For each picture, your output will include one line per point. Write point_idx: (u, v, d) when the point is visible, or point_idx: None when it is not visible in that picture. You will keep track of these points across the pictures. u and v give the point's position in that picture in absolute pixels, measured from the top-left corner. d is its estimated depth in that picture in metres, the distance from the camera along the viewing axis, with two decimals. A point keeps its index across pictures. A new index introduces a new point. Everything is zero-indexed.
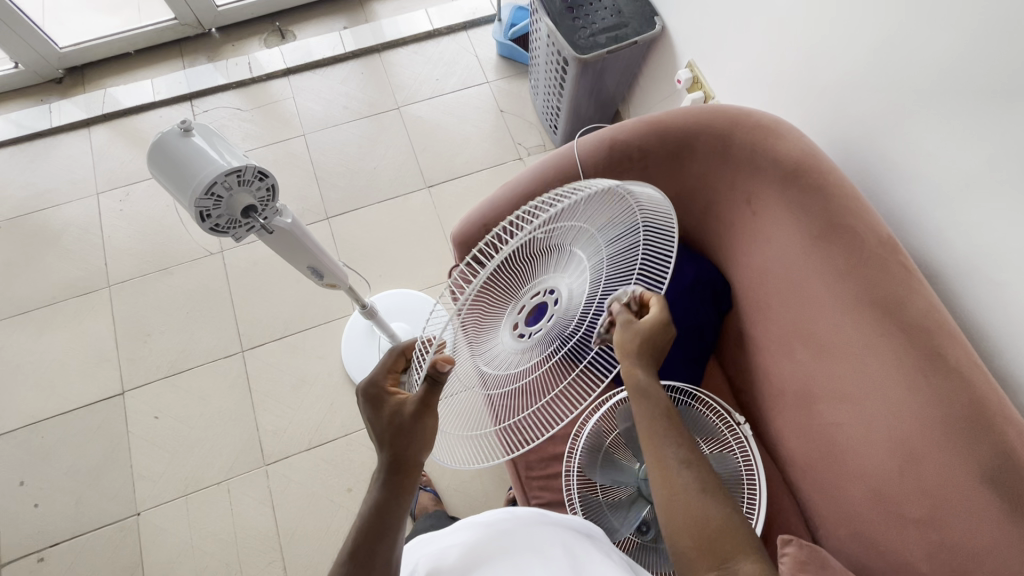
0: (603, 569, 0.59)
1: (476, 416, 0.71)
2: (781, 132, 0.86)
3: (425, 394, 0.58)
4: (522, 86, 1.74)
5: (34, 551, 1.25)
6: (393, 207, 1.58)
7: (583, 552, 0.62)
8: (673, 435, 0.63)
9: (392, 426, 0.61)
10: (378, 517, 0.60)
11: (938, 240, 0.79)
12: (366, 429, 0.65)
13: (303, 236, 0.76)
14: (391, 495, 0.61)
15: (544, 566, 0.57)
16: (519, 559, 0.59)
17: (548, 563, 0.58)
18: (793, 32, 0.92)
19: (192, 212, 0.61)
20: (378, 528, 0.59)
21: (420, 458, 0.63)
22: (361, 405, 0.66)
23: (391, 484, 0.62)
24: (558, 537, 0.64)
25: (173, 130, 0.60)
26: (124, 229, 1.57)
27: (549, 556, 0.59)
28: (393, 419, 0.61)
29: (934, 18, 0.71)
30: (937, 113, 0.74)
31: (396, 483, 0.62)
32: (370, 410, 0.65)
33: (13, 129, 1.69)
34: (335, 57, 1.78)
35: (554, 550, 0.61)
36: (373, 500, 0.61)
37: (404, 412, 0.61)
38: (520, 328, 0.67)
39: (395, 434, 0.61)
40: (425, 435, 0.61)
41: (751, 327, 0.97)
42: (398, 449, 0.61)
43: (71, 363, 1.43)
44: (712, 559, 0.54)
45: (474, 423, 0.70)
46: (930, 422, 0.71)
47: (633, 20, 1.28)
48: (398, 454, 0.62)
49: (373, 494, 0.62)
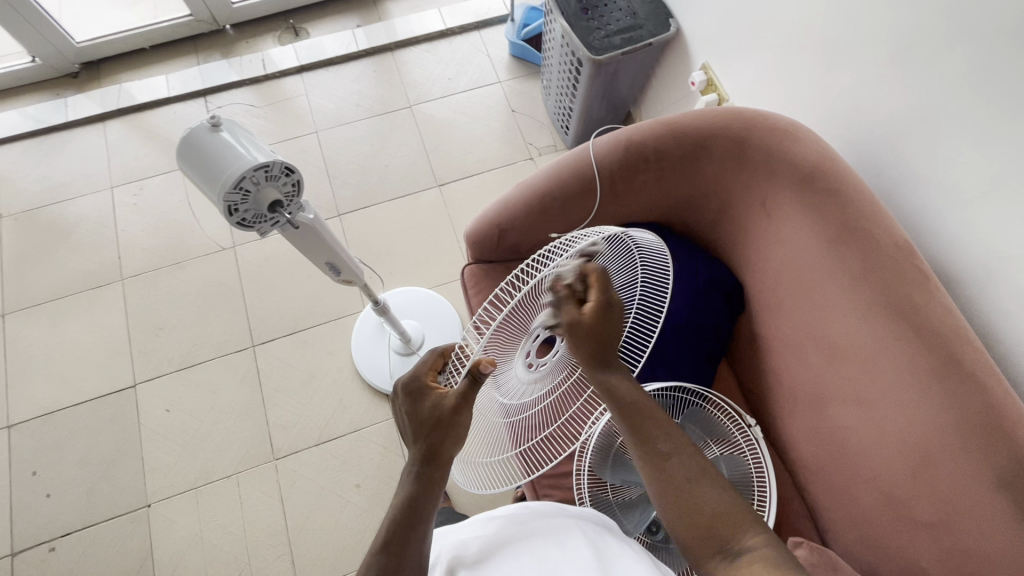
0: (625, 559, 0.60)
1: (497, 441, 0.75)
2: (798, 135, 0.86)
3: (467, 390, 0.60)
4: (534, 86, 1.74)
5: (46, 540, 1.27)
6: (404, 204, 1.59)
7: (603, 542, 0.63)
8: (662, 436, 0.66)
9: (431, 420, 0.62)
10: (410, 508, 0.61)
11: (953, 246, 0.79)
12: (403, 420, 0.65)
13: (324, 232, 0.77)
14: (424, 487, 0.62)
15: (569, 561, 0.58)
16: (544, 554, 0.60)
17: (572, 558, 0.59)
18: (810, 36, 0.93)
19: (220, 207, 0.62)
20: (411, 517, 0.60)
21: (453, 452, 0.65)
22: (401, 397, 0.66)
23: (423, 478, 0.63)
24: (579, 529, 0.65)
25: (202, 126, 0.61)
26: (137, 223, 1.59)
27: (571, 549, 0.60)
28: (433, 413, 0.62)
29: (953, 23, 0.71)
30: (955, 119, 0.74)
31: (428, 478, 0.63)
32: (409, 404, 0.64)
33: (29, 122, 1.71)
34: (348, 55, 1.79)
35: (576, 543, 0.61)
36: (405, 492, 0.62)
37: (445, 407, 0.62)
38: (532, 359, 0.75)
39: (431, 427, 0.62)
40: (460, 429, 0.63)
41: (764, 329, 0.98)
42: (434, 441, 0.62)
43: (84, 355, 1.44)
44: (714, 548, 0.58)
45: (496, 449, 0.74)
46: (944, 426, 0.71)
47: (647, 22, 1.29)
48: (432, 449, 0.63)
49: (404, 486, 0.63)
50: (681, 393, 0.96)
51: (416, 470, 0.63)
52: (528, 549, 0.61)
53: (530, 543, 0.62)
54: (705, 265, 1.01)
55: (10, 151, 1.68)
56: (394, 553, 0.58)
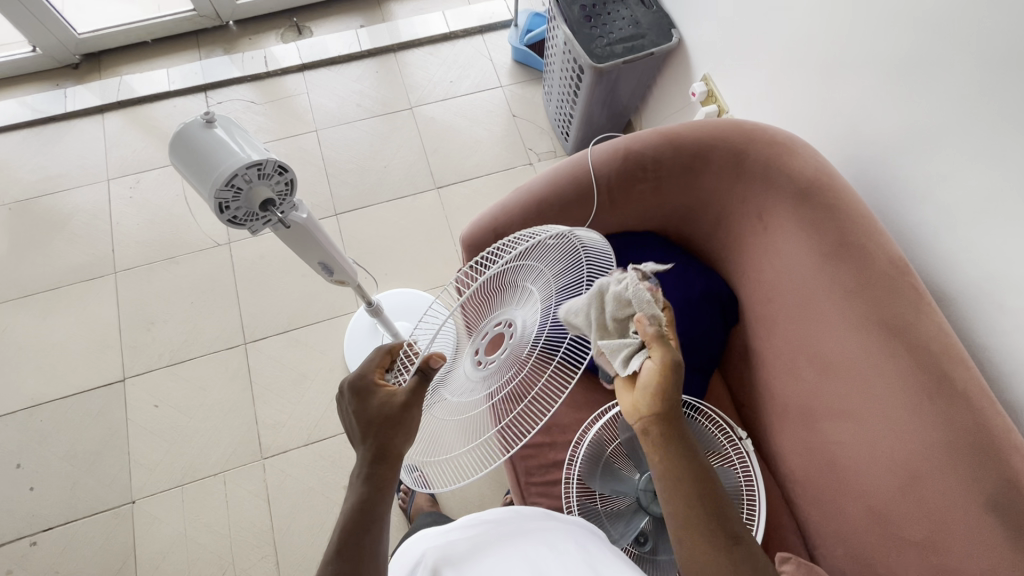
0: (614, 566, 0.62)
1: (472, 426, 0.69)
2: (796, 149, 0.87)
3: (415, 386, 0.61)
4: (535, 92, 1.75)
5: (27, 535, 1.25)
6: (402, 206, 1.59)
7: (593, 547, 0.65)
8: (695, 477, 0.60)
9: (380, 418, 0.61)
10: (362, 512, 0.60)
11: (947, 264, 0.79)
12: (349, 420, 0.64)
13: (317, 231, 0.76)
14: (374, 488, 0.61)
15: (560, 562, 0.60)
16: (534, 555, 0.61)
17: (563, 559, 0.60)
18: (810, 51, 0.93)
19: (211, 204, 0.61)
20: (366, 523, 0.60)
21: (402, 449, 0.64)
22: (347, 396, 0.65)
23: (372, 479, 0.62)
24: (568, 534, 0.66)
25: (195, 122, 0.61)
26: (133, 217, 1.58)
27: (562, 551, 0.62)
28: (382, 410, 0.62)
29: (952, 42, 0.71)
30: (952, 137, 0.74)
31: (377, 477, 0.62)
32: (353, 401, 0.64)
33: (27, 112, 1.70)
34: (350, 54, 1.78)
35: (567, 546, 0.63)
36: (356, 494, 0.61)
37: (394, 403, 0.62)
38: (479, 356, 0.71)
39: (379, 424, 0.62)
40: (412, 425, 0.62)
41: (757, 342, 0.98)
42: (382, 438, 0.62)
43: (73, 348, 1.43)
44: None
45: (472, 433, 0.69)
46: (933, 444, 0.71)
47: (650, 31, 1.29)
48: (380, 447, 0.62)
49: (355, 489, 0.62)
50: None
51: (366, 473, 0.62)
52: (519, 549, 0.62)
53: (520, 544, 0.63)
54: (700, 277, 1.00)
55: (6, 140, 1.67)
56: (351, 559, 0.57)
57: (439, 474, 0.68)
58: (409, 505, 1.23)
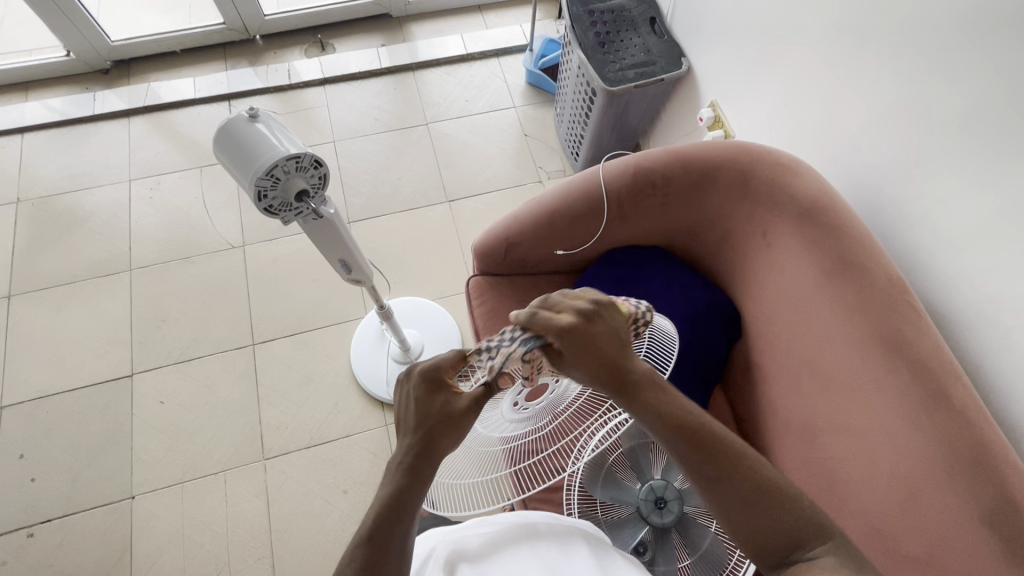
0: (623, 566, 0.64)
1: (489, 461, 0.76)
2: (800, 171, 0.91)
3: (480, 395, 0.63)
4: (547, 113, 1.81)
5: (25, 526, 1.25)
6: (413, 217, 1.63)
7: (602, 544, 0.67)
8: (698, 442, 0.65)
9: (438, 418, 0.63)
10: (395, 501, 0.62)
11: (946, 285, 0.82)
12: (410, 405, 0.64)
13: (341, 228, 0.80)
14: (411, 482, 0.63)
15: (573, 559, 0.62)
16: (549, 552, 0.63)
17: (576, 556, 0.63)
18: (815, 80, 0.98)
19: (251, 192, 0.65)
20: (395, 512, 0.61)
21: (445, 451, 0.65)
22: (415, 381, 0.64)
23: (412, 475, 0.63)
24: (577, 531, 0.68)
25: (241, 116, 0.65)
26: (151, 216, 1.62)
27: (574, 548, 0.64)
28: (445, 408, 0.64)
29: (950, 75, 0.76)
30: (950, 163, 0.78)
31: (417, 473, 0.63)
32: (422, 390, 0.64)
33: (56, 113, 1.76)
34: (371, 71, 1.86)
35: (579, 542, 0.65)
36: (391, 483, 0.63)
37: (458, 407, 0.63)
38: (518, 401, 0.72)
39: (437, 422, 0.63)
40: (464, 431, 0.65)
41: (760, 358, 1.00)
42: (438, 437, 0.63)
43: (85, 341, 1.45)
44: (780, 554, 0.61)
45: (487, 468, 0.76)
46: (932, 458, 0.73)
47: (661, 58, 1.35)
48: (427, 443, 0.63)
49: (392, 478, 0.63)
50: None
51: (407, 463, 0.64)
52: (533, 551, 0.63)
53: (534, 545, 0.64)
54: (705, 292, 1.03)
55: (34, 139, 1.73)
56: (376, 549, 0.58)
57: (445, 498, 0.74)
58: None
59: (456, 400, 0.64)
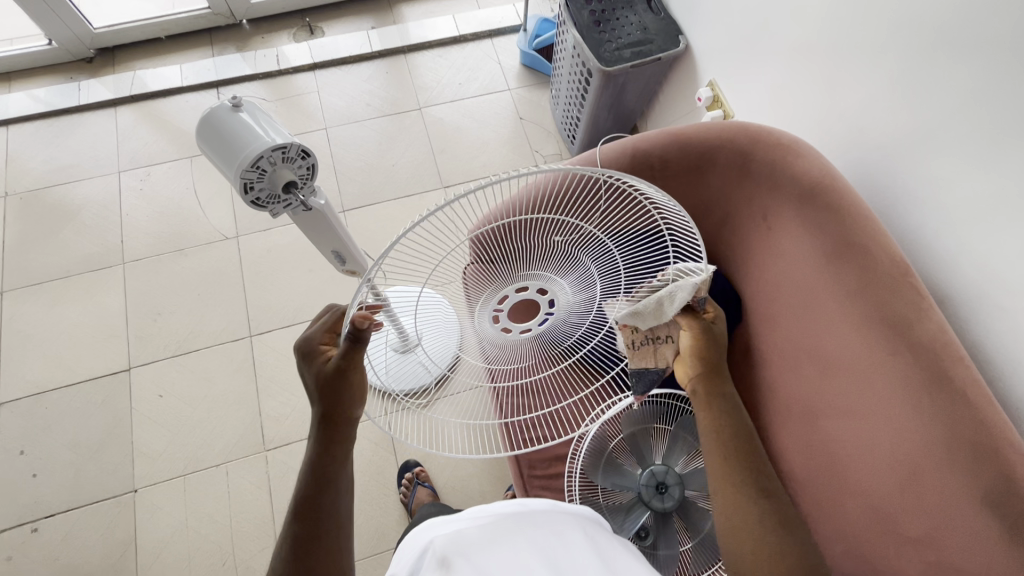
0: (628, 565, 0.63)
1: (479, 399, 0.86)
2: (802, 153, 0.89)
3: (354, 350, 0.61)
4: (543, 95, 1.77)
5: (29, 521, 1.26)
6: (408, 204, 1.60)
7: (603, 542, 0.66)
8: (749, 466, 0.69)
9: (337, 388, 0.64)
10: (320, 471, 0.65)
11: (949, 266, 0.81)
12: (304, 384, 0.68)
13: (332, 219, 0.78)
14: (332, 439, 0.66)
15: (573, 560, 0.61)
16: (549, 552, 0.61)
17: (578, 561, 0.61)
18: (814, 57, 0.96)
19: (237, 184, 0.64)
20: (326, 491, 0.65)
21: (353, 412, 0.66)
22: (297, 357, 0.68)
23: (329, 433, 0.66)
24: (580, 530, 0.67)
25: (223, 106, 0.64)
26: (143, 209, 1.60)
27: (574, 549, 0.63)
28: (336, 386, 0.64)
29: (953, 51, 0.74)
30: (952, 141, 0.76)
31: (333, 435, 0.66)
32: (304, 364, 0.67)
33: (40, 104, 1.72)
34: (361, 55, 1.81)
35: (579, 543, 0.64)
36: (312, 452, 0.66)
37: (344, 382, 0.64)
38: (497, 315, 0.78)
39: (336, 390, 0.64)
40: (356, 387, 0.65)
41: (762, 343, 0.99)
42: (330, 400, 0.65)
43: (81, 335, 1.44)
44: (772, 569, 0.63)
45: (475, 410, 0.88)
46: (931, 440, 0.72)
47: (657, 37, 1.32)
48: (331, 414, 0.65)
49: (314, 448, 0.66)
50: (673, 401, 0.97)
51: (319, 424, 0.66)
52: (528, 539, 0.63)
53: (530, 532, 0.64)
54: None
55: (20, 131, 1.70)
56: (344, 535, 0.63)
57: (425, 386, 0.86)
58: (411, 499, 1.23)
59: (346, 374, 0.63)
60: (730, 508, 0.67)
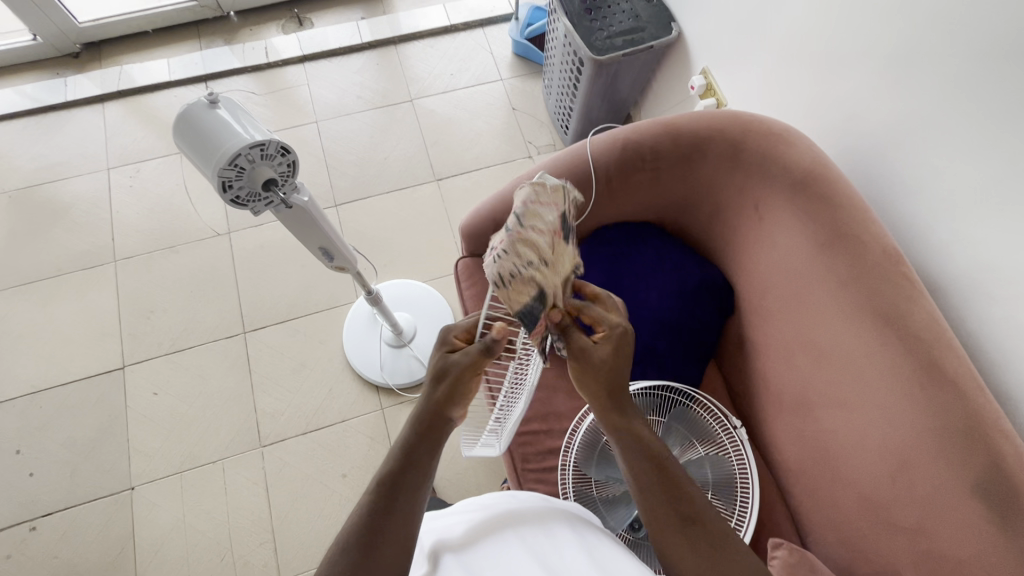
0: (612, 549, 0.61)
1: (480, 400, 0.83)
2: (794, 141, 0.88)
3: (479, 357, 0.66)
4: (535, 85, 1.75)
5: (27, 520, 1.26)
6: (400, 197, 1.59)
7: (590, 533, 0.65)
8: (666, 487, 0.67)
9: (442, 390, 0.67)
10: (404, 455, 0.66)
11: (942, 255, 0.80)
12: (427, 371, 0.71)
13: (317, 215, 0.77)
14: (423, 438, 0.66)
15: (554, 546, 0.61)
16: (530, 539, 0.61)
17: (559, 546, 0.60)
18: (806, 43, 0.94)
19: (215, 182, 0.63)
20: None
21: (446, 418, 0.68)
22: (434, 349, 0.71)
23: (426, 426, 0.67)
24: (566, 521, 0.66)
25: (199, 102, 0.63)
26: (133, 206, 1.58)
27: (557, 537, 0.62)
28: (449, 388, 0.67)
29: (944, 38, 0.73)
30: (942, 130, 0.75)
31: (432, 437, 0.67)
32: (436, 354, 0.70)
33: (26, 102, 1.70)
34: (351, 46, 1.79)
35: (563, 532, 0.63)
36: (403, 441, 0.67)
37: (461, 389, 0.67)
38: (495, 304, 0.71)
39: (453, 395, 0.67)
40: (465, 393, 0.68)
41: (753, 335, 0.98)
42: (436, 401, 0.67)
43: (74, 335, 1.44)
44: None
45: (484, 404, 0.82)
46: (923, 430, 0.72)
47: (650, 24, 1.30)
48: (439, 414, 0.67)
49: (407, 435, 0.67)
50: (669, 393, 0.97)
51: (420, 419, 0.67)
52: (515, 536, 0.62)
53: (519, 532, 0.63)
54: (697, 268, 1.02)
55: (7, 129, 1.68)
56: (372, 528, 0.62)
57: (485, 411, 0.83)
58: None
59: (470, 378, 0.67)
60: (666, 538, 0.65)
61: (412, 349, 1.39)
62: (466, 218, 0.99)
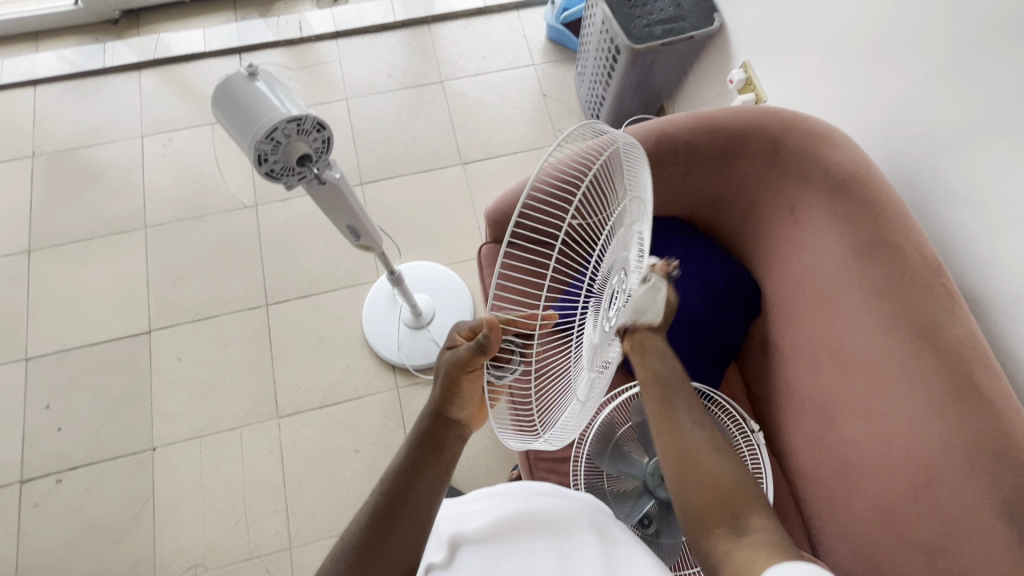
0: (627, 545, 0.62)
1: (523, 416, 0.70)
2: (837, 142, 0.85)
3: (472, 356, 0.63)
4: (568, 72, 1.72)
5: (53, 472, 1.31)
6: (426, 179, 1.59)
7: (608, 528, 0.65)
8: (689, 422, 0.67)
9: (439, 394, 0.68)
10: (419, 456, 0.67)
11: (987, 269, 0.76)
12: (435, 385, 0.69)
13: (347, 193, 0.77)
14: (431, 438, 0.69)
15: (572, 539, 0.61)
16: (548, 532, 0.62)
17: (576, 539, 0.61)
18: (855, 38, 0.90)
19: (250, 155, 0.63)
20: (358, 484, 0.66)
21: (455, 414, 0.70)
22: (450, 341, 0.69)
23: (434, 435, 0.69)
24: (583, 513, 0.66)
25: (240, 73, 0.63)
26: (164, 173, 1.61)
27: (574, 530, 0.62)
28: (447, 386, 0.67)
29: (1003, 40, 0.69)
30: (996, 135, 0.72)
31: (435, 440, 0.69)
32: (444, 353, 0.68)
33: (66, 66, 1.73)
34: (384, 24, 1.78)
35: (581, 525, 0.64)
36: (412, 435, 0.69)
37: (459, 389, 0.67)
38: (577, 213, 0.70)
39: (449, 396, 0.68)
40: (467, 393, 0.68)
41: (779, 338, 0.97)
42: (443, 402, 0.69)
43: (104, 297, 1.47)
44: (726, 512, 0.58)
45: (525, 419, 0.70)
46: (951, 449, 0.70)
47: (691, 14, 1.27)
48: (440, 416, 0.69)
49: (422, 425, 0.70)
50: None
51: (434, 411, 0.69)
52: (532, 529, 0.62)
53: (537, 527, 0.62)
54: (725, 265, 1.00)
55: (47, 92, 1.71)
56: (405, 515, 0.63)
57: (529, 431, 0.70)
58: None
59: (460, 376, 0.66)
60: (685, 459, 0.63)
61: (429, 332, 1.40)
62: (490, 204, 1.00)
